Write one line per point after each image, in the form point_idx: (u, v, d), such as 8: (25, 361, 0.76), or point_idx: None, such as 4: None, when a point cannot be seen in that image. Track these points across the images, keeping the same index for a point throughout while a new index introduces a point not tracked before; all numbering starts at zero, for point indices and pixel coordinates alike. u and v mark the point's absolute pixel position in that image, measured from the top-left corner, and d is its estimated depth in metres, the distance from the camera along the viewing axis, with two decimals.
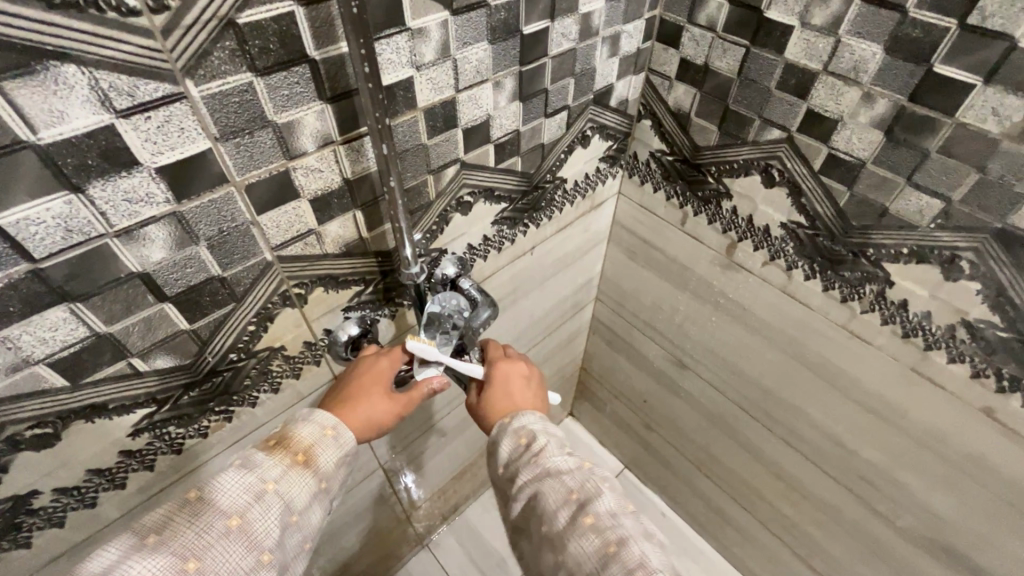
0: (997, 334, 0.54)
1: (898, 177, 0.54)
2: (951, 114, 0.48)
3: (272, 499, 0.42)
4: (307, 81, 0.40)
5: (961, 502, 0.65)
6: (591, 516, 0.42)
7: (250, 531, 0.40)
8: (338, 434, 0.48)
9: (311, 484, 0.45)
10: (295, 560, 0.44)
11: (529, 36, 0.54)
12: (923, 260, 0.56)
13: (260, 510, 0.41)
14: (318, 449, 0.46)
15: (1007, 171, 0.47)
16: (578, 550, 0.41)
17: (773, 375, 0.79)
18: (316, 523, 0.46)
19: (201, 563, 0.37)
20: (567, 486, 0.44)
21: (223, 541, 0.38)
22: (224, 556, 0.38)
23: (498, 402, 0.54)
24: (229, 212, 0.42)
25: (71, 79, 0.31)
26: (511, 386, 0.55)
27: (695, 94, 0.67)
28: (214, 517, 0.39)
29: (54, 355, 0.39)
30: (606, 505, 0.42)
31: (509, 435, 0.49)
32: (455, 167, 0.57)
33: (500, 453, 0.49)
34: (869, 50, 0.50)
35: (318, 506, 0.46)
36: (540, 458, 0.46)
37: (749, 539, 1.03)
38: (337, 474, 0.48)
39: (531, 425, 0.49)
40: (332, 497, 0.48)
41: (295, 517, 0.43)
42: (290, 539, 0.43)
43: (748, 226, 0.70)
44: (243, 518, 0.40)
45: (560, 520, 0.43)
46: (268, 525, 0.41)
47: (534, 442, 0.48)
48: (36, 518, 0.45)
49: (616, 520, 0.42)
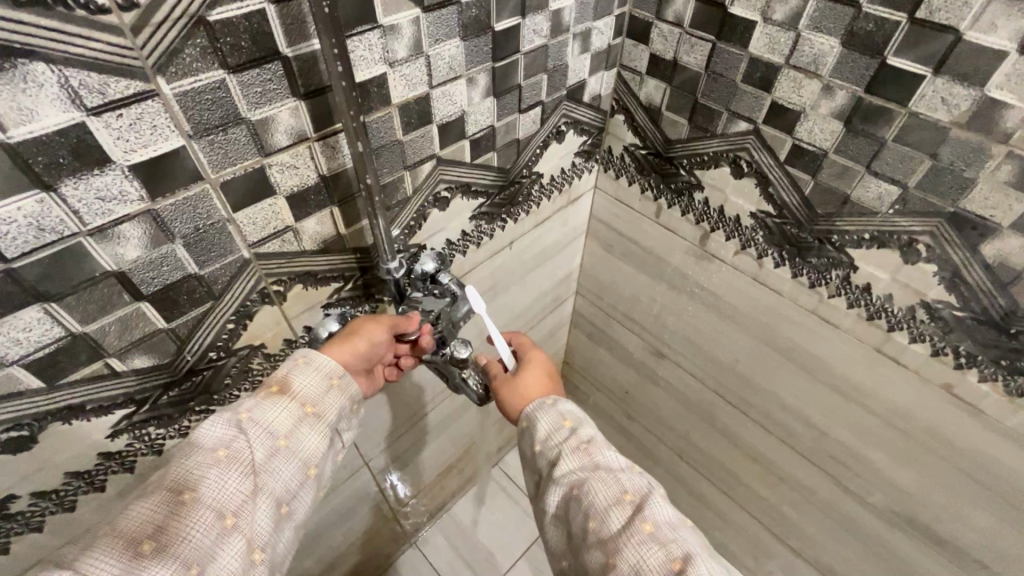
0: (953, 314, 0.57)
1: (857, 166, 0.56)
2: (904, 104, 0.50)
3: (252, 427, 0.43)
4: (280, 78, 0.41)
5: (926, 476, 0.68)
6: (650, 524, 0.43)
7: (240, 458, 0.42)
8: (311, 361, 0.49)
9: (292, 408, 0.46)
10: (300, 485, 0.46)
11: (500, 32, 0.55)
12: (884, 245, 0.58)
13: (243, 437, 0.42)
14: (293, 377, 0.47)
15: (958, 157, 0.50)
16: (637, 557, 0.42)
17: (747, 361, 0.81)
18: (314, 448, 0.46)
19: (196, 491, 0.39)
20: (621, 487, 0.46)
21: (214, 471, 0.40)
22: (218, 483, 0.40)
23: (530, 386, 0.57)
24: (204, 209, 0.42)
25: (39, 76, 0.31)
26: (542, 372, 0.58)
27: (665, 89, 0.69)
28: (201, 453, 0.41)
29: (28, 357, 0.39)
30: (664, 516, 0.44)
31: (551, 414, 0.52)
32: (431, 162, 0.58)
33: (539, 430, 0.52)
34: (827, 43, 0.52)
35: (312, 431, 0.46)
36: (589, 450, 0.49)
37: (730, 524, 1.05)
38: (326, 400, 0.48)
39: (575, 412, 0.53)
40: (330, 420, 0.48)
41: (282, 441, 0.44)
42: (285, 465, 0.44)
43: (719, 216, 0.72)
44: (229, 448, 0.42)
45: (613, 522, 0.44)
46: (254, 451, 0.42)
47: (580, 430, 0.51)
48: (12, 523, 0.45)
49: (676, 534, 0.43)
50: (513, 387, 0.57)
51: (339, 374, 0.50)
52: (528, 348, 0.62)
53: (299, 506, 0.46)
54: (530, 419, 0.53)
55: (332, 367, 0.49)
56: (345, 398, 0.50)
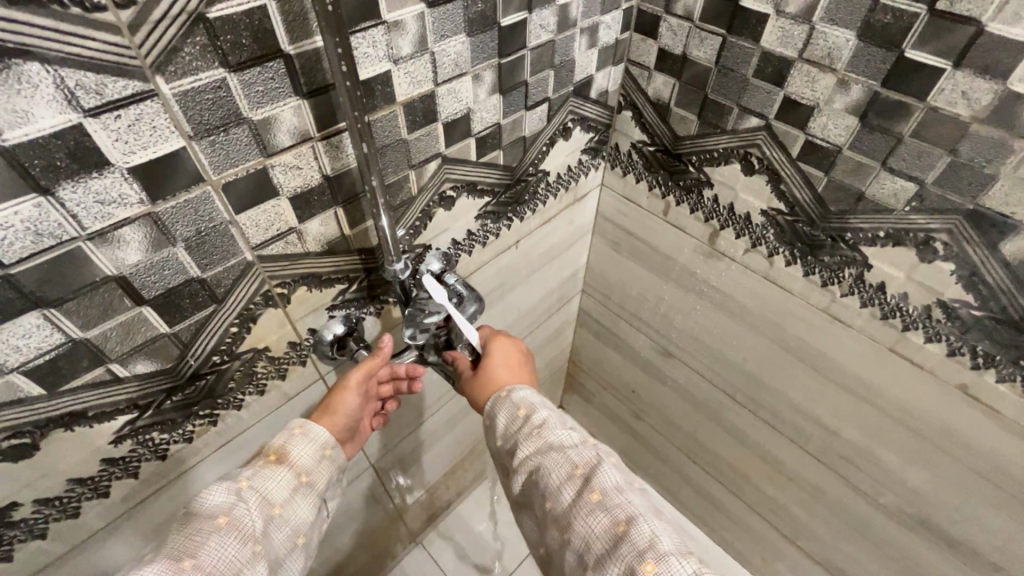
0: (971, 314, 0.55)
1: (873, 162, 0.55)
2: (922, 98, 0.49)
3: (251, 494, 0.43)
4: (282, 76, 0.39)
5: (939, 478, 0.67)
6: (597, 493, 0.43)
7: (239, 524, 0.41)
8: (307, 432, 0.50)
9: (289, 478, 0.46)
10: (289, 555, 0.45)
11: (506, 28, 0.54)
12: (900, 243, 0.57)
13: (243, 504, 0.42)
14: (290, 447, 0.48)
15: (978, 153, 0.48)
16: (586, 528, 0.42)
17: (756, 360, 0.80)
18: (306, 516, 0.47)
19: (195, 560, 0.38)
20: (572, 462, 0.45)
21: (215, 537, 0.40)
22: (218, 551, 0.39)
23: (494, 379, 0.56)
24: (206, 212, 0.41)
25: (34, 77, 0.30)
26: (505, 362, 0.57)
27: (674, 84, 0.67)
28: (201, 520, 0.40)
29: (29, 363, 0.38)
30: (611, 481, 0.44)
31: (507, 407, 0.52)
32: (436, 162, 0.57)
33: (498, 425, 0.52)
34: (842, 36, 0.51)
35: (305, 499, 0.47)
36: (541, 432, 0.49)
37: (737, 522, 1.04)
38: (319, 469, 0.49)
39: (530, 398, 0.52)
40: (322, 490, 0.49)
41: (277, 510, 0.45)
42: (278, 534, 0.44)
43: (729, 214, 0.70)
44: (229, 514, 0.41)
45: (565, 497, 0.44)
46: (253, 518, 0.42)
47: (534, 415, 0.50)
48: (16, 530, 0.44)
49: (623, 497, 0.43)
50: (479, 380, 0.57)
51: (332, 444, 0.51)
52: (492, 337, 0.59)
53: None
54: (491, 416, 0.53)
55: (326, 438, 0.50)
56: (334, 467, 0.51)
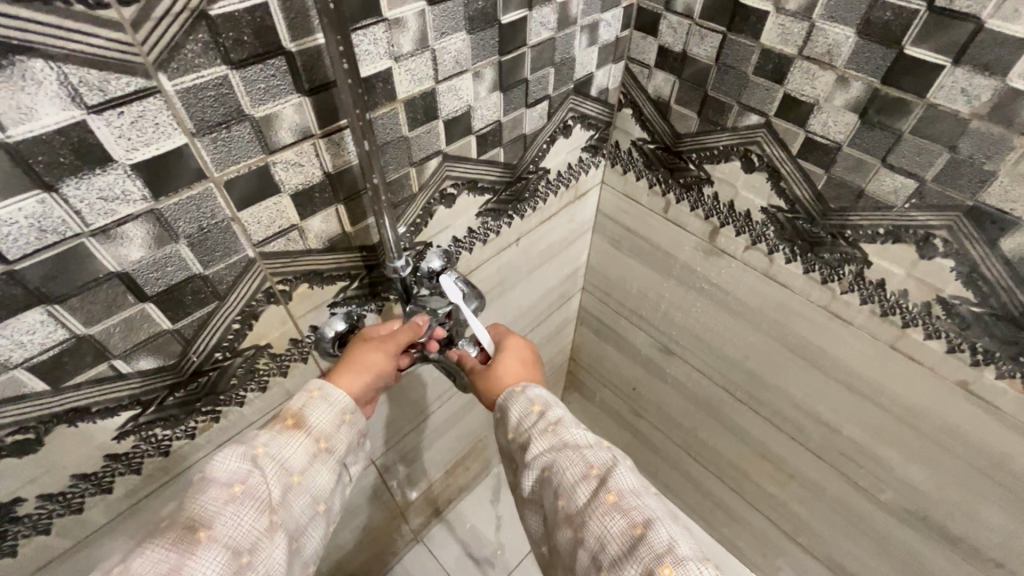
0: (971, 310, 0.56)
1: (872, 159, 0.55)
2: (922, 95, 0.49)
3: (267, 462, 0.43)
4: (284, 74, 0.40)
5: (939, 474, 0.67)
6: (613, 494, 0.43)
7: (255, 494, 0.41)
8: (326, 395, 0.49)
9: (307, 444, 0.46)
10: (309, 521, 0.46)
11: (507, 25, 0.54)
12: (899, 240, 0.57)
13: (259, 472, 0.42)
14: (307, 411, 0.48)
15: (977, 150, 0.48)
16: (601, 528, 0.42)
17: (757, 358, 0.80)
18: (324, 483, 0.47)
19: (211, 530, 0.38)
20: (587, 462, 0.46)
21: (230, 508, 0.40)
22: (234, 521, 0.39)
23: (505, 374, 0.56)
24: (208, 209, 0.41)
25: (38, 74, 0.30)
26: (517, 358, 0.58)
27: (675, 82, 0.67)
28: (215, 489, 0.40)
29: (33, 359, 0.39)
30: (628, 484, 0.44)
31: (521, 401, 0.52)
32: (436, 159, 0.57)
33: (510, 417, 0.52)
34: (842, 33, 0.51)
35: (323, 466, 0.47)
36: (557, 430, 0.49)
37: (738, 520, 1.05)
38: (338, 434, 0.49)
39: (543, 395, 0.52)
40: (341, 455, 0.49)
41: (295, 477, 0.45)
42: (296, 502, 0.45)
43: (729, 211, 0.71)
44: (245, 483, 0.41)
45: (579, 497, 0.44)
46: (270, 487, 0.42)
47: (549, 412, 0.51)
48: (20, 526, 0.45)
49: (639, 500, 0.43)
50: (488, 373, 0.57)
51: (352, 409, 0.50)
52: (506, 334, 0.61)
53: (307, 542, 0.46)
54: (502, 409, 0.53)
55: (345, 402, 0.50)
56: (354, 432, 0.50)
